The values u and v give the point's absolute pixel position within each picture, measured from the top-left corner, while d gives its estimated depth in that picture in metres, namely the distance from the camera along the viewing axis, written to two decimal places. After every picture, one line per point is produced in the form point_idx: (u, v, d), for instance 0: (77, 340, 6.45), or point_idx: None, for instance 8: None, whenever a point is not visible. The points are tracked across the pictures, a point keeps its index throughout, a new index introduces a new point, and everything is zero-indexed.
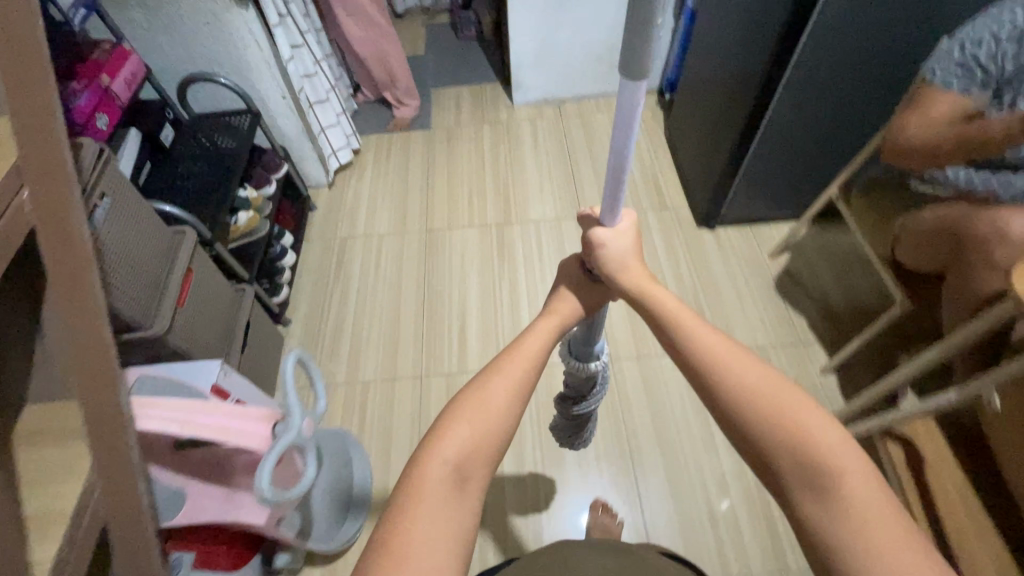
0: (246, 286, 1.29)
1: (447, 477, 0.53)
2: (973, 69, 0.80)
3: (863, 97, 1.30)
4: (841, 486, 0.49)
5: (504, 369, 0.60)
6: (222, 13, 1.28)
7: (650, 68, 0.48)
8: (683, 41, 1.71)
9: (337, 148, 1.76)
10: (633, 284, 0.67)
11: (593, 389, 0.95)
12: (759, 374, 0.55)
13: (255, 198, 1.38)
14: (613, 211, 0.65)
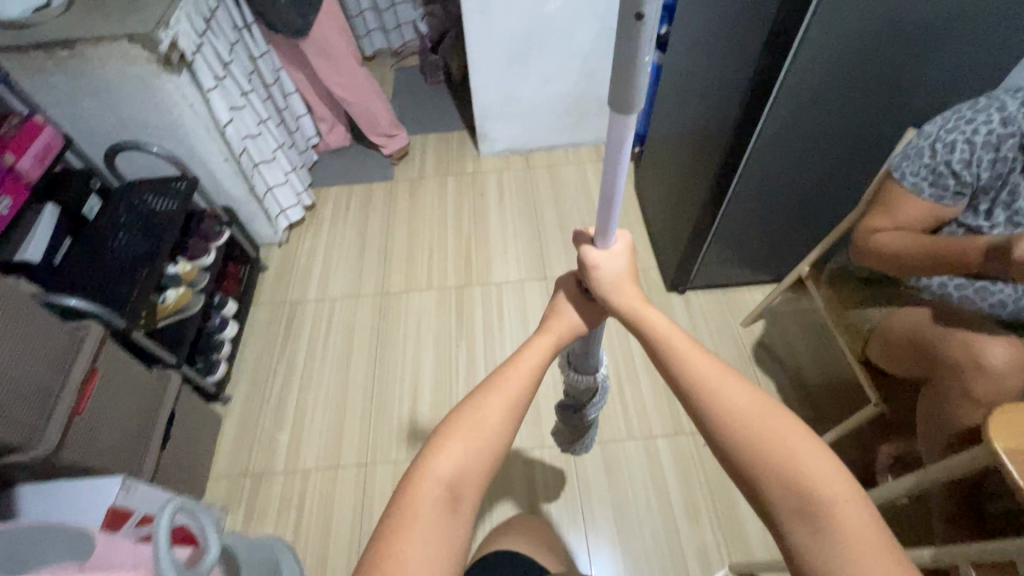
0: (172, 371, 1.18)
1: (442, 494, 0.53)
2: (945, 176, 0.74)
3: (837, 169, 1.21)
4: (831, 518, 0.48)
5: (501, 386, 0.60)
6: (152, 81, 1.20)
7: (637, 101, 0.46)
8: (651, 96, 1.64)
9: (286, 207, 1.68)
10: (624, 305, 0.65)
11: (594, 399, 0.97)
12: (748, 398, 0.54)
13: (187, 272, 1.29)
14: (608, 231, 0.62)
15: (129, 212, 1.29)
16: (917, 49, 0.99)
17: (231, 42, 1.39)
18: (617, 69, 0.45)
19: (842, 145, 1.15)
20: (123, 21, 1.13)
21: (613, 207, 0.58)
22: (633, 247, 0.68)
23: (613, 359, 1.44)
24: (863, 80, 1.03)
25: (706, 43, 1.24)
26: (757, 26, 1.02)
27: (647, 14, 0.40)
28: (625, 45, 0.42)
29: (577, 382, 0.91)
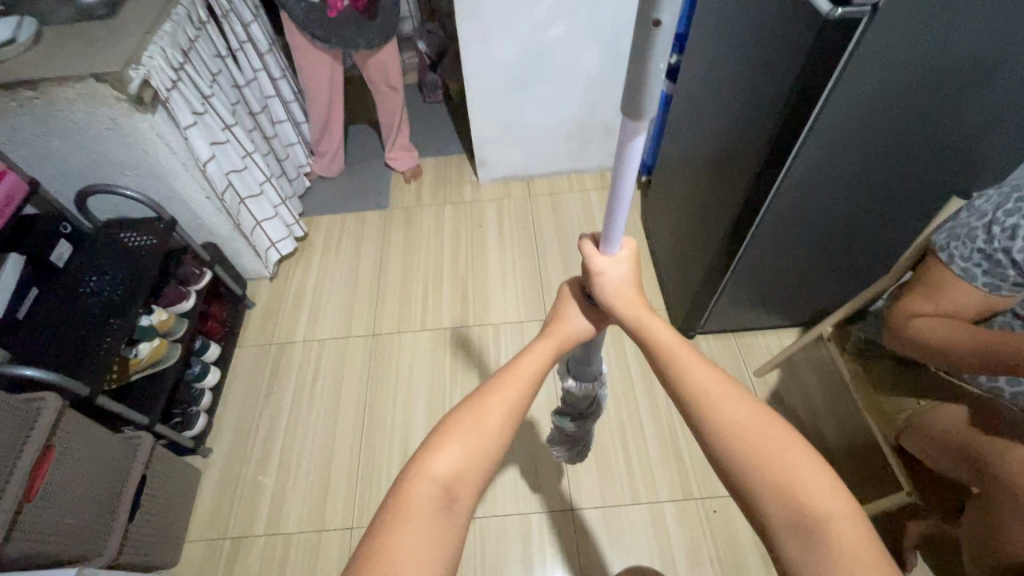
0: (144, 433, 1.11)
1: (438, 496, 0.51)
2: (1004, 267, 0.66)
3: (866, 218, 1.10)
4: (828, 532, 0.46)
5: (500, 389, 0.58)
6: (123, 118, 1.11)
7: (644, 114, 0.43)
8: (659, 125, 1.54)
9: (277, 240, 1.59)
10: (626, 313, 0.62)
11: (590, 409, 0.90)
12: (747, 410, 0.52)
13: (162, 321, 1.21)
14: (611, 240, 0.59)
15: (102, 255, 1.22)
16: (958, 91, 0.87)
17: (212, 73, 1.31)
18: (629, 73, 0.41)
19: (872, 193, 1.04)
20: (91, 58, 1.06)
21: (620, 205, 0.53)
22: (638, 255, 0.63)
23: (616, 412, 1.35)
24: (897, 125, 0.91)
25: (717, 78, 1.15)
26: (773, 69, 0.92)
27: (664, 18, 0.37)
28: (635, 49, 0.39)
29: (572, 389, 0.84)
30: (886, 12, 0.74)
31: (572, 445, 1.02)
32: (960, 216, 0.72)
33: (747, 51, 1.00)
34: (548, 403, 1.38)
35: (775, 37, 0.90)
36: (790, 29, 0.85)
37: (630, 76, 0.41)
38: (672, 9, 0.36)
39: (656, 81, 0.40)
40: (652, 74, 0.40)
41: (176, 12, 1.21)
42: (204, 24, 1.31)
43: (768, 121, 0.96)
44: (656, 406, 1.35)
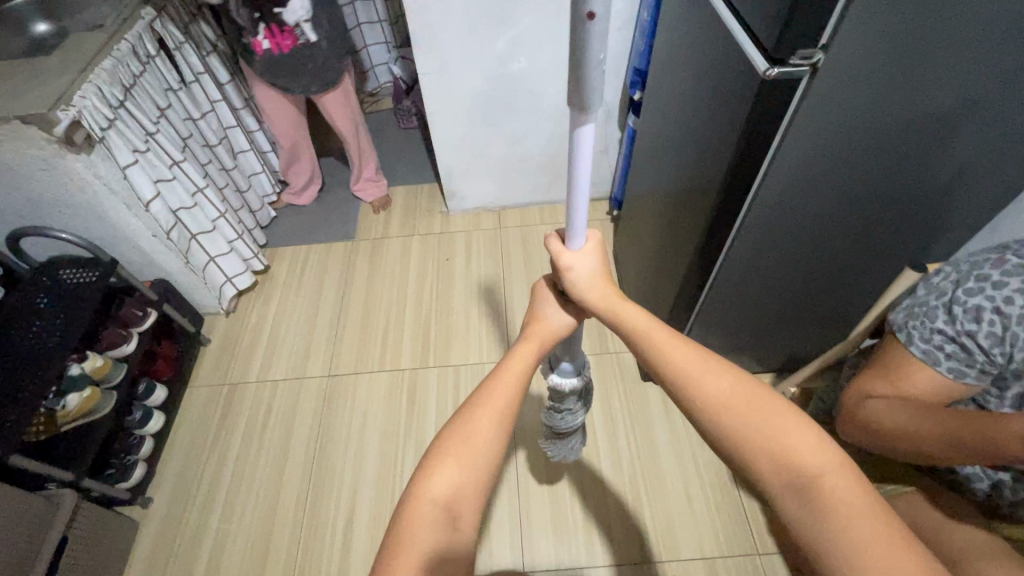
0: (68, 490, 1.05)
1: (438, 517, 0.53)
2: (971, 352, 0.63)
3: (832, 276, 0.99)
4: (824, 489, 0.47)
5: (488, 400, 0.59)
6: (55, 159, 1.07)
7: (592, 99, 0.45)
8: (627, 160, 1.48)
9: (233, 275, 1.53)
10: (601, 303, 0.63)
11: (582, 399, 0.86)
12: (729, 381, 0.54)
13: (97, 368, 1.16)
14: (577, 232, 0.60)
15: (37, 294, 1.17)
16: (923, 149, 0.76)
17: (159, 108, 1.27)
18: (570, 66, 0.43)
19: (835, 251, 0.93)
20: (20, 99, 1.04)
21: (580, 202, 0.56)
22: (604, 245, 0.64)
23: (578, 464, 1.28)
24: (856, 185, 0.80)
25: (658, 123, 1.09)
26: (706, 121, 0.86)
27: (598, 9, 0.38)
28: (573, 41, 0.41)
29: (561, 385, 0.80)
30: (829, 75, 0.64)
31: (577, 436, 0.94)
32: (917, 293, 0.69)
33: (683, 100, 0.94)
34: (506, 452, 1.32)
35: (706, 90, 0.84)
36: (718, 84, 0.80)
37: (572, 68, 0.43)
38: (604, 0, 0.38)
39: (598, 70, 0.42)
40: (593, 64, 0.42)
41: (119, 47, 1.17)
42: (152, 58, 1.27)
43: (705, 176, 0.89)
44: (620, 459, 1.28)
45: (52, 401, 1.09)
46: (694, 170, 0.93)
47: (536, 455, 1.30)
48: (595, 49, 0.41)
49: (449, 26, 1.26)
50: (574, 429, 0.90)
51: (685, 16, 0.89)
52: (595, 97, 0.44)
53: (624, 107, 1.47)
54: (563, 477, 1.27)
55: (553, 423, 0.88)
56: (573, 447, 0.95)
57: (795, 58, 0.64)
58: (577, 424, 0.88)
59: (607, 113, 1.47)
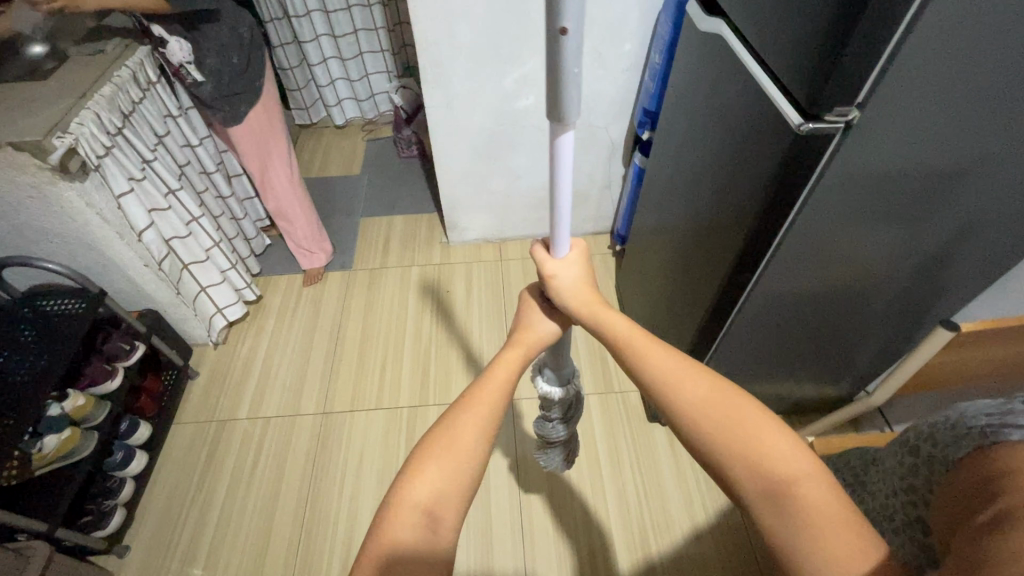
0: (41, 541, 0.98)
1: (418, 521, 0.49)
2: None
3: (834, 323, 0.97)
4: (798, 496, 0.45)
5: (473, 403, 0.55)
6: (46, 186, 1.03)
7: (568, 112, 0.43)
8: (633, 196, 1.47)
9: (224, 306, 1.47)
10: (583, 312, 0.61)
11: (568, 409, 0.81)
12: (705, 387, 0.52)
13: (78, 407, 1.10)
14: (560, 242, 0.58)
15: (18, 325, 1.11)
16: (928, 207, 0.75)
17: (158, 135, 1.24)
18: (547, 82, 0.42)
19: (831, 300, 0.91)
20: (15, 124, 0.99)
21: (563, 214, 0.54)
22: (588, 254, 0.63)
23: (584, 511, 1.23)
24: (861, 239, 0.79)
25: (671, 164, 1.09)
26: (727, 169, 0.86)
27: (570, 24, 0.38)
28: (550, 59, 0.40)
29: (549, 393, 0.76)
30: (863, 132, 0.64)
31: (567, 445, 0.90)
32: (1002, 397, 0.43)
33: (700, 145, 0.94)
34: (509, 496, 1.26)
35: (729, 138, 0.84)
36: (741, 133, 0.80)
37: (549, 85, 0.42)
38: (576, 16, 0.37)
39: (575, 81, 0.41)
40: (568, 77, 0.41)
41: (120, 73, 1.13)
42: (153, 85, 1.24)
43: (726, 221, 0.89)
44: (627, 503, 1.24)
45: (28, 444, 1.02)
46: (714, 216, 0.92)
47: (539, 501, 1.25)
48: (568, 62, 0.39)
49: (458, 62, 1.26)
50: (562, 440, 0.86)
51: (705, 64, 0.89)
52: (574, 109, 0.43)
53: (630, 144, 1.47)
54: (567, 524, 1.21)
55: (543, 433, 0.84)
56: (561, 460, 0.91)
57: (831, 114, 0.64)
58: (564, 435, 0.84)
59: (613, 150, 1.47)
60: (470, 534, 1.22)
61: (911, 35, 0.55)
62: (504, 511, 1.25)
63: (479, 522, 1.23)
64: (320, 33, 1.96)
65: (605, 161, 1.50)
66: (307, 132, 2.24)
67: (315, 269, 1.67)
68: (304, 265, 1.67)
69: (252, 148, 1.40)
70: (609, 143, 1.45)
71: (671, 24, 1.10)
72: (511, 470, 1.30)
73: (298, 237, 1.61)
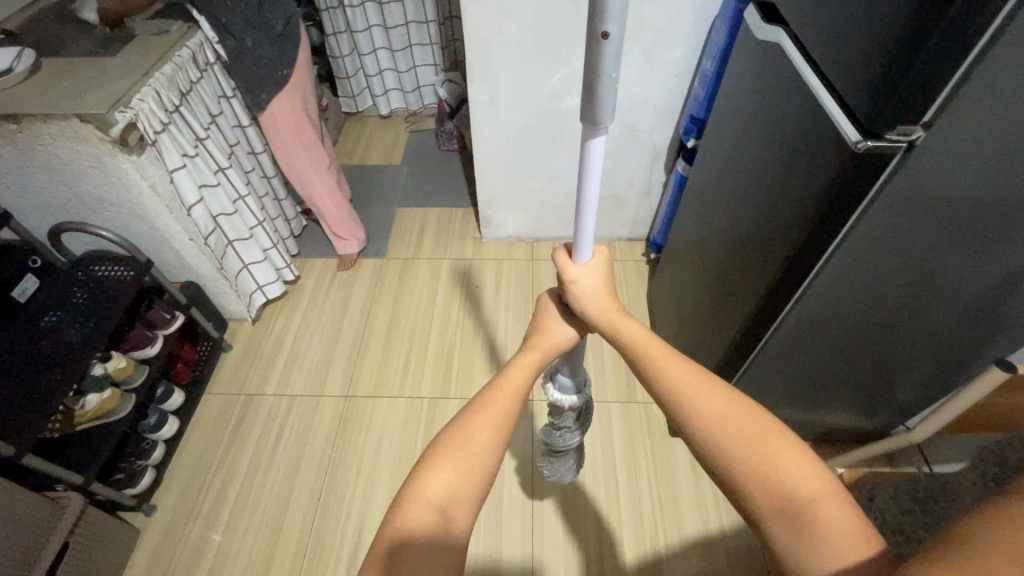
0: (76, 493, 1.03)
1: (433, 518, 0.48)
2: None
3: (876, 353, 0.92)
4: (814, 515, 0.44)
5: (488, 406, 0.55)
6: (106, 158, 1.08)
7: (602, 117, 0.43)
8: (672, 205, 1.44)
9: (264, 283, 1.52)
10: (603, 321, 0.61)
11: (580, 419, 0.80)
12: (722, 402, 0.51)
13: (119, 368, 1.16)
14: (583, 247, 0.58)
15: (71, 287, 1.17)
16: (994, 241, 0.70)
17: (211, 115, 1.28)
18: (583, 82, 0.42)
19: (877, 327, 0.86)
20: (81, 97, 1.05)
21: (588, 219, 0.54)
22: (610, 262, 0.62)
23: (596, 518, 1.21)
24: (928, 263, 0.74)
25: (715, 173, 1.06)
26: (775, 184, 0.83)
27: (612, 29, 0.37)
28: (589, 62, 0.39)
29: (560, 402, 0.75)
30: (926, 155, 0.61)
31: (576, 455, 0.89)
32: None
33: (748, 158, 0.91)
34: (521, 495, 1.25)
35: (779, 153, 0.81)
36: (793, 147, 0.77)
37: (585, 86, 0.42)
38: (620, 20, 0.37)
39: (611, 87, 0.40)
40: (604, 83, 0.40)
41: (180, 54, 1.18)
42: (210, 66, 1.28)
43: (769, 235, 0.86)
44: (641, 515, 1.21)
45: (72, 400, 1.09)
46: (757, 231, 0.89)
47: (552, 503, 1.24)
48: (609, 69, 0.39)
49: (507, 58, 1.26)
50: (572, 448, 0.85)
51: (759, 75, 0.86)
52: (609, 112, 0.43)
53: (674, 151, 1.44)
54: (577, 530, 1.20)
55: (551, 441, 0.83)
56: (569, 468, 0.90)
57: (893, 133, 0.62)
58: (575, 444, 0.84)
59: (655, 157, 1.45)
60: (481, 528, 1.21)
61: (988, 56, 0.52)
62: (517, 510, 1.24)
63: (491, 518, 1.23)
64: (372, 24, 1.99)
65: (646, 167, 1.47)
66: (352, 120, 2.29)
67: (349, 255, 1.70)
68: (340, 251, 1.71)
69: (299, 136, 1.43)
70: (652, 150, 1.43)
71: (727, 31, 1.07)
72: (526, 470, 1.29)
73: (334, 226, 1.64)
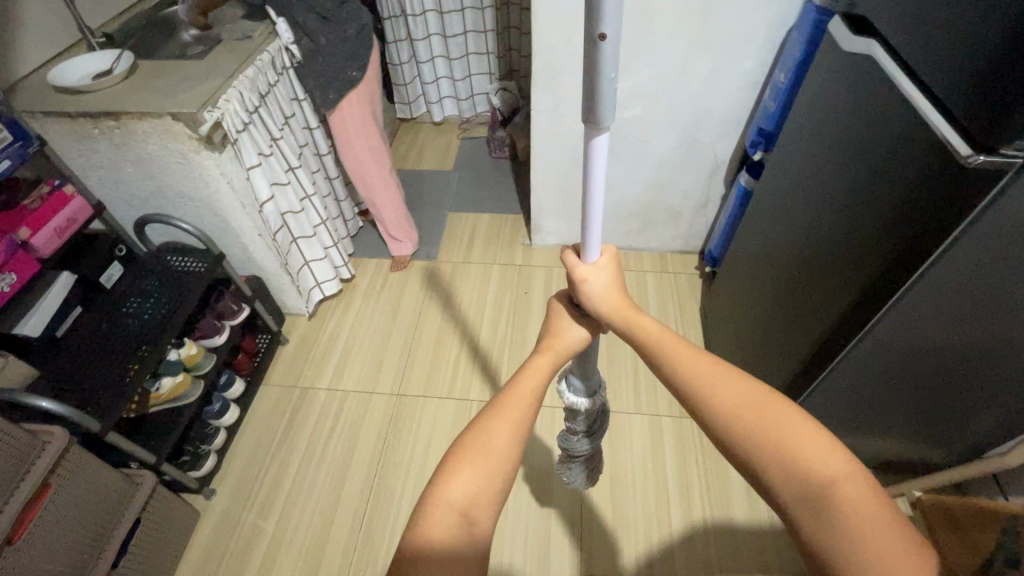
0: (148, 472, 1.08)
1: (455, 525, 0.48)
2: None
3: (944, 386, 0.88)
4: (835, 499, 0.43)
5: (504, 409, 0.54)
6: (191, 154, 1.14)
7: (602, 117, 0.44)
8: (733, 217, 1.41)
9: (322, 280, 1.58)
10: (613, 319, 0.59)
11: (593, 422, 0.80)
12: (737, 389, 0.50)
13: (191, 355, 1.21)
14: (590, 245, 0.58)
15: (148, 276, 1.24)
16: None
17: (285, 117, 1.34)
18: (584, 85, 0.43)
19: (953, 358, 0.82)
20: (174, 97, 1.11)
21: (594, 219, 0.54)
22: (618, 259, 0.62)
23: (646, 532, 1.19)
24: (993, 299, 0.71)
25: (787, 187, 1.05)
26: (859, 198, 0.80)
27: (608, 30, 0.39)
28: (587, 62, 0.41)
29: (573, 404, 0.75)
30: None
31: (590, 464, 0.89)
32: None
33: (827, 171, 0.89)
34: (570, 503, 1.24)
35: (867, 168, 0.78)
36: (885, 160, 0.75)
37: (585, 88, 0.43)
38: (616, 22, 0.38)
39: (610, 86, 0.42)
40: (604, 83, 0.41)
41: (261, 58, 1.24)
42: (286, 70, 1.34)
43: (847, 254, 0.84)
44: (695, 533, 1.18)
45: (148, 382, 1.15)
46: (833, 246, 0.87)
47: (602, 514, 1.22)
48: (606, 73, 0.41)
49: (571, 67, 1.27)
50: (584, 456, 0.85)
51: (845, 87, 0.84)
52: (609, 111, 0.44)
53: (734, 164, 1.42)
54: (627, 543, 1.17)
55: (566, 446, 0.83)
56: (580, 476, 0.90)
57: (1008, 148, 0.60)
58: (587, 450, 0.83)
59: (715, 168, 1.43)
60: (529, 535, 1.20)
61: None
62: (565, 520, 1.22)
63: (540, 526, 1.21)
64: (431, 33, 2.05)
65: (705, 179, 1.46)
66: (406, 126, 2.35)
67: (401, 256, 1.73)
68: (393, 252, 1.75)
69: (358, 137, 1.46)
70: (712, 162, 1.41)
71: (804, 44, 1.06)
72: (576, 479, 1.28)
73: (389, 227, 1.68)
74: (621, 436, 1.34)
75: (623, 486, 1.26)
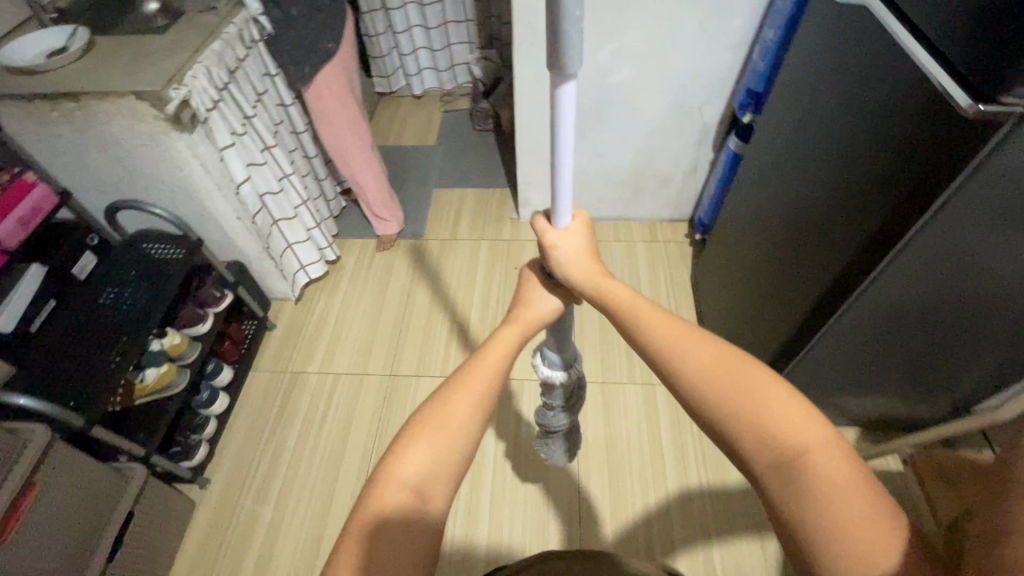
0: (138, 465, 1.06)
1: (409, 502, 0.46)
2: None
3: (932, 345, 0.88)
4: (807, 465, 0.41)
5: (465, 382, 0.53)
6: (159, 136, 1.09)
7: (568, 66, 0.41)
8: (722, 183, 1.39)
9: (307, 263, 1.53)
10: (586, 286, 0.58)
11: (570, 396, 0.79)
12: (709, 355, 0.49)
13: (174, 345, 1.18)
14: (560, 209, 0.55)
15: (123, 265, 1.20)
16: None
17: (258, 93, 1.28)
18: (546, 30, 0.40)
19: (942, 316, 0.82)
20: (138, 74, 1.05)
21: (564, 183, 0.52)
22: (591, 226, 0.60)
23: (643, 500, 1.20)
24: (978, 255, 0.70)
25: (777, 148, 1.02)
26: (852, 156, 0.78)
27: None
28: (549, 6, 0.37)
29: (551, 378, 0.73)
30: None
31: (568, 437, 0.88)
32: None
33: (819, 129, 0.87)
34: (566, 474, 1.24)
35: (861, 125, 0.76)
36: (880, 115, 0.72)
37: (547, 34, 0.40)
38: None
39: (574, 28, 0.38)
40: (567, 27, 0.38)
41: (228, 30, 1.17)
42: (255, 43, 1.27)
43: (840, 215, 0.82)
44: (691, 498, 1.19)
45: (132, 374, 1.12)
46: (825, 207, 0.85)
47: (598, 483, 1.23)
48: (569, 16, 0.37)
49: None
50: (562, 431, 0.84)
51: (838, 41, 0.81)
52: (575, 59, 0.40)
53: (724, 128, 1.39)
54: (624, 511, 1.19)
55: (543, 422, 0.82)
56: (560, 452, 0.89)
57: (1009, 96, 0.58)
58: (565, 425, 0.82)
59: (703, 133, 1.40)
60: (527, 508, 1.21)
61: None
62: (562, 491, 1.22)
63: (537, 498, 1.22)
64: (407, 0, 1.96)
65: (693, 144, 1.43)
66: (385, 100, 2.27)
67: (387, 235, 1.70)
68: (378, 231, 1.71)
69: (336, 112, 1.41)
70: (700, 126, 1.38)
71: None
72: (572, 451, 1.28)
73: (373, 206, 1.64)
74: (616, 407, 1.34)
75: (619, 455, 1.27)
